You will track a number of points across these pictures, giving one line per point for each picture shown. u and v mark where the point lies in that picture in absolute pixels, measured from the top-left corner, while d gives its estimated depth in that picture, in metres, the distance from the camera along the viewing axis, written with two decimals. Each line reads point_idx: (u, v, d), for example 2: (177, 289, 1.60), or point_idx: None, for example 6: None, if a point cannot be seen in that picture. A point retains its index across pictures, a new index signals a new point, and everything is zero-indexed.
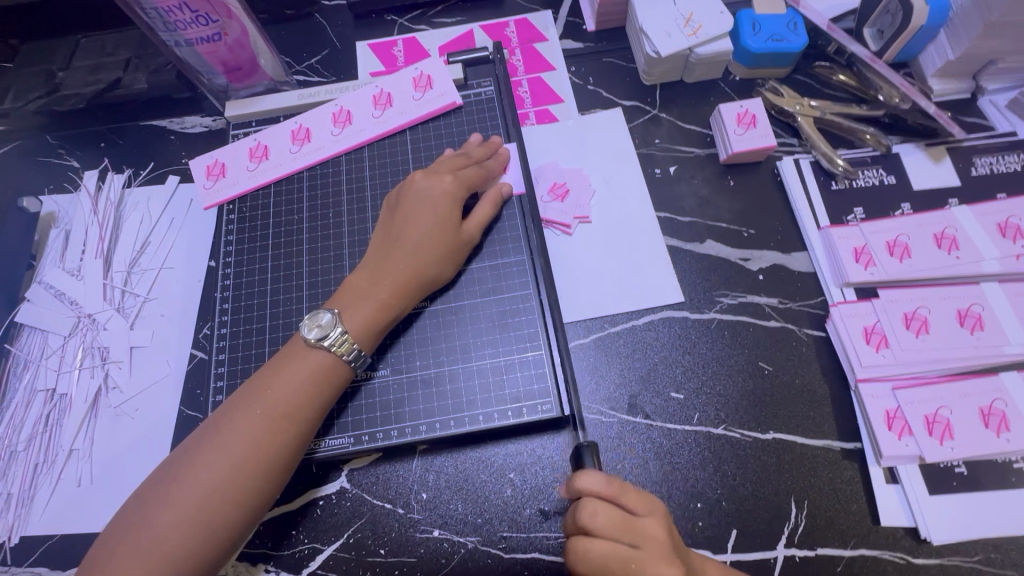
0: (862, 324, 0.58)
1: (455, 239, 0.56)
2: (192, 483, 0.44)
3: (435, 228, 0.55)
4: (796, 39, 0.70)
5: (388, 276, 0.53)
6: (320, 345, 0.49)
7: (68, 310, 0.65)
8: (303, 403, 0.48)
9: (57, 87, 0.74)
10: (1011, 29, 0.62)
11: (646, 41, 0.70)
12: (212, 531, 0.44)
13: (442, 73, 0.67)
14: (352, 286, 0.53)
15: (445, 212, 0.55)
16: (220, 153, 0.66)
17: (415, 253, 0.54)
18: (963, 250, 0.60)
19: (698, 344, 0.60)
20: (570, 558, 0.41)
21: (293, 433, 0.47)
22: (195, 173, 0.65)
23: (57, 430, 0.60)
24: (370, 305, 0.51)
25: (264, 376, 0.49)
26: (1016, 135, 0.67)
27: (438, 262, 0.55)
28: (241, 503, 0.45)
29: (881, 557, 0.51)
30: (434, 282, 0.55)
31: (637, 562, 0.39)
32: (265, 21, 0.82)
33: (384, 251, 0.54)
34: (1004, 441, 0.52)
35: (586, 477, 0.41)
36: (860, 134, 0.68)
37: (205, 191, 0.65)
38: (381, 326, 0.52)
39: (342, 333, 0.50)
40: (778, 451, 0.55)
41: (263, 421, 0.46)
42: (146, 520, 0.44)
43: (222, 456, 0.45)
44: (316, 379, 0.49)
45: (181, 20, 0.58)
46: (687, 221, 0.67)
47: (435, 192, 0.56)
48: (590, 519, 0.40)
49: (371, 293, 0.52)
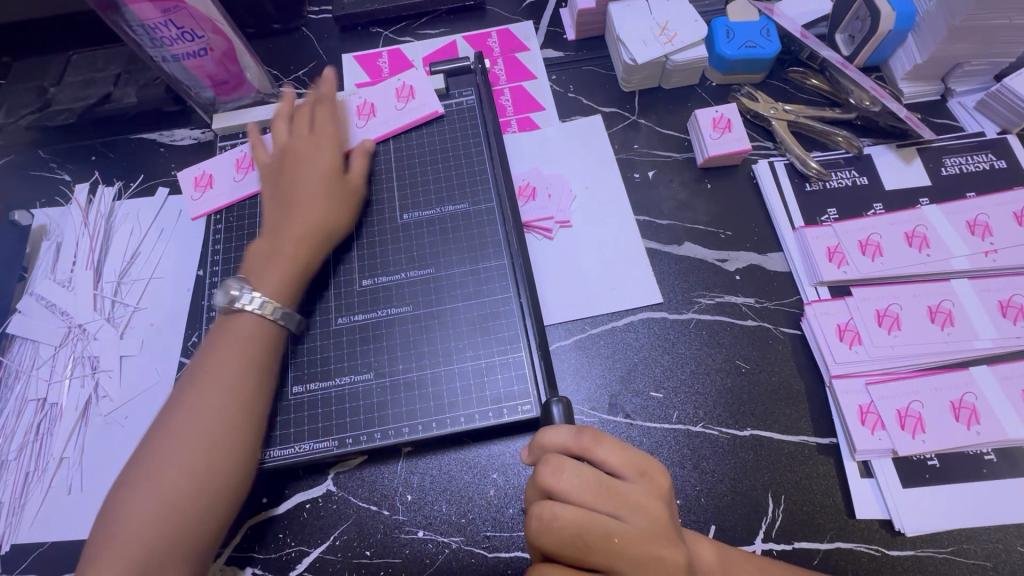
0: (836, 322, 0.59)
1: (343, 188, 0.61)
2: (163, 470, 0.47)
3: (322, 180, 0.60)
4: (769, 45, 0.72)
5: (285, 234, 0.57)
6: (243, 308, 0.54)
7: (58, 320, 0.67)
8: (249, 369, 0.52)
9: (50, 103, 0.76)
10: (975, 33, 0.64)
11: (623, 49, 0.72)
12: (192, 515, 0.46)
13: (424, 84, 0.69)
14: (255, 252, 0.57)
15: (328, 167, 0.61)
16: (207, 166, 0.68)
17: (311, 208, 0.58)
18: (933, 248, 0.62)
19: (676, 344, 0.61)
20: (539, 527, 0.39)
21: (247, 401, 0.51)
22: (183, 184, 0.67)
23: (48, 438, 0.61)
24: (284, 260, 0.56)
25: (209, 354, 0.52)
26: (984, 136, 0.69)
27: (331, 212, 0.59)
28: (216, 482, 0.48)
29: (856, 550, 0.52)
30: (335, 233, 0.60)
31: (618, 533, 0.39)
32: (253, 35, 0.83)
33: (283, 212, 0.59)
34: (974, 433, 0.54)
35: (551, 431, 0.43)
36: (833, 136, 0.69)
37: (192, 202, 0.66)
38: (302, 278, 0.57)
39: (256, 294, 0.54)
40: (755, 447, 0.56)
41: (219, 395, 0.50)
42: (124, 515, 0.46)
43: (186, 437, 0.48)
44: (254, 339, 0.53)
45: (168, 36, 0.59)
46: (666, 224, 0.68)
47: (310, 150, 0.62)
48: (557, 479, 0.40)
49: (279, 250, 0.56)
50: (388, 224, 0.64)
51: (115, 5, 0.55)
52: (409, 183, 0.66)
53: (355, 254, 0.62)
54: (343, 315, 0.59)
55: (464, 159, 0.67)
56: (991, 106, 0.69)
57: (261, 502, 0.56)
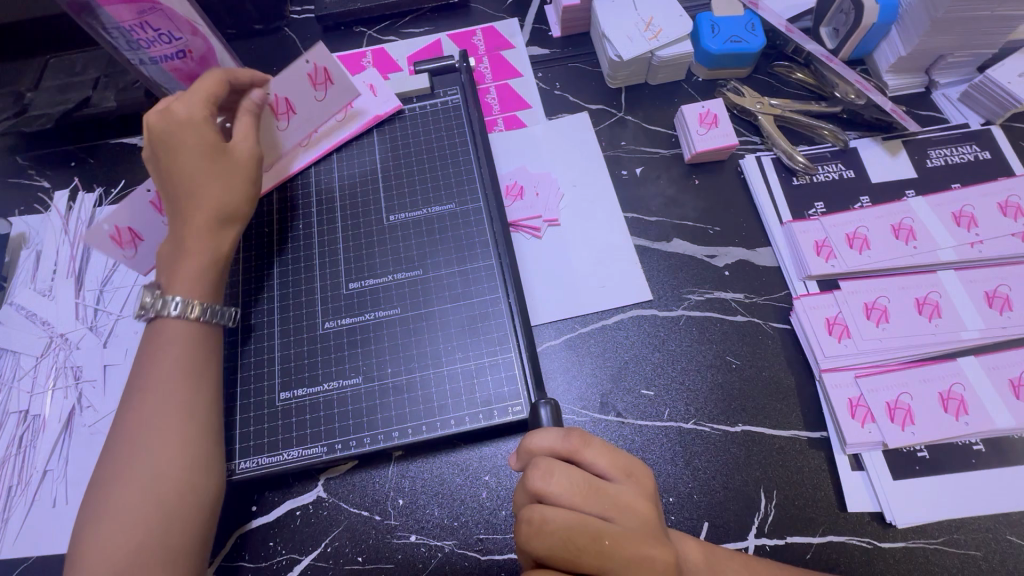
0: (825, 316, 0.59)
1: (231, 161, 0.55)
2: (126, 478, 0.46)
3: (201, 159, 0.53)
4: (755, 39, 0.71)
5: (185, 231, 0.53)
6: (170, 316, 0.51)
7: (40, 331, 0.65)
8: (190, 369, 0.50)
9: (25, 108, 0.74)
10: (957, 25, 0.64)
11: (609, 45, 0.72)
12: (159, 519, 0.45)
13: (362, 91, 0.68)
14: (163, 254, 0.54)
15: (201, 142, 0.53)
16: (118, 218, 0.58)
17: (201, 196, 0.53)
18: (920, 240, 0.62)
19: (667, 341, 0.61)
20: (530, 531, 0.39)
21: (195, 397, 0.50)
22: (101, 248, 0.58)
23: (31, 451, 0.60)
24: (187, 260, 0.53)
25: (144, 362, 0.51)
26: (969, 127, 0.69)
27: (226, 189, 0.54)
28: (173, 486, 0.46)
29: (849, 543, 0.52)
30: (237, 216, 0.55)
31: (609, 536, 0.38)
32: (234, 36, 0.82)
33: (175, 204, 0.54)
34: (963, 424, 0.54)
35: (538, 434, 0.42)
36: (819, 130, 0.69)
37: (129, 261, 0.60)
38: (214, 272, 0.54)
39: (177, 298, 0.51)
40: (746, 443, 0.56)
41: (162, 401, 0.49)
42: (97, 528, 0.45)
43: (139, 444, 0.47)
44: (186, 341, 0.51)
45: (144, 39, 0.58)
46: (655, 221, 0.68)
47: (183, 123, 0.53)
48: (548, 482, 0.40)
49: (183, 250, 0.53)
50: (375, 226, 0.63)
51: (89, 7, 0.53)
52: (394, 183, 0.65)
53: (341, 256, 0.62)
54: (330, 319, 0.59)
55: (451, 158, 0.66)
56: (974, 97, 0.69)
57: (250, 511, 0.55)
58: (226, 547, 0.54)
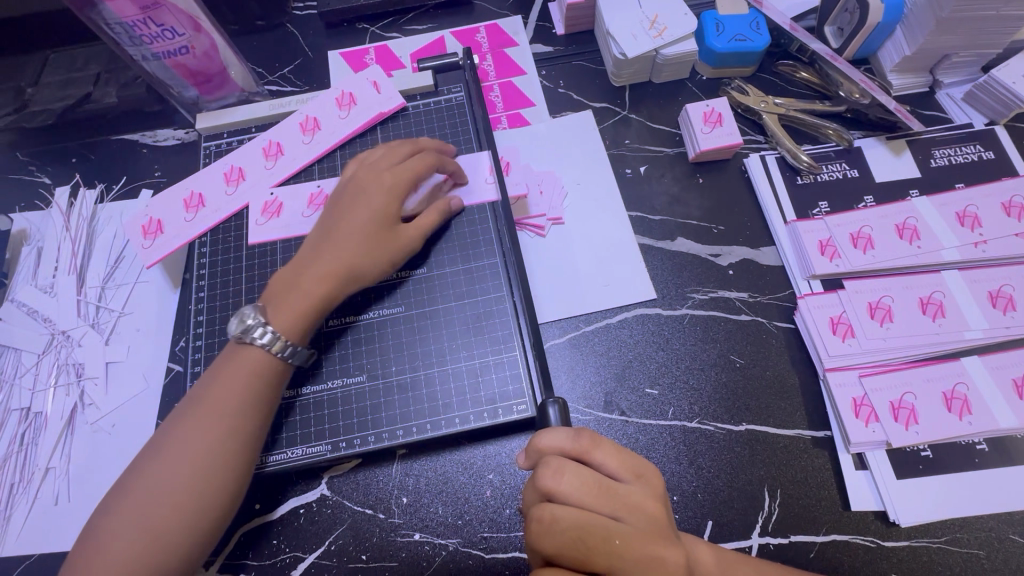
0: (829, 316, 0.59)
1: (390, 238, 0.55)
2: (139, 486, 0.45)
3: (368, 223, 0.54)
4: (760, 38, 0.71)
5: (312, 269, 0.53)
6: (252, 342, 0.49)
7: (41, 328, 0.65)
8: (238, 405, 0.48)
9: (26, 104, 0.74)
10: (961, 25, 0.64)
11: (613, 43, 0.72)
12: (149, 545, 0.43)
13: (365, 88, 0.68)
14: (279, 278, 0.54)
15: (386, 210, 0.55)
16: (151, 210, 0.63)
17: (344, 246, 0.53)
18: (924, 239, 0.62)
19: (671, 340, 0.61)
20: (540, 530, 0.39)
21: (232, 435, 0.47)
22: (130, 233, 0.62)
23: (33, 449, 0.60)
24: (296, 296, 0.52)
25: (211, 375, 0.49)
26: (972, 127, 0.69)
27: (368, 256, 0.54)
28: (180, 508, 0.44)
29: (853, 542, 0.52)
30: (362, 278, 0.54)
31: (618, 534, 0.38)
32: (237, 32, 0.82)
33: (314, 247, 0.54)
34: (967, 423, 0.54)
35: (548, 434, 0.42)
36: (823, 129, 0.69)
37: (143, 251, 0.61)
38: (311, 318, 0.52)
39: (268, 327, 0.50)
40: (750, 442, 0.56)
41: (202, 425, 0.47)
42: (99, 527, 0.44)
43: (167, 455, 0.46)
44: (254, 372, 0.49)
45: (147, 34, 0.58)
46: (659, 220, 0.68)
47: (379, 189, 0.56)
48: (558, 481, 0.39)
49: (297, 286, 0.52)
50: None
51: (93, 2, 0.53)
52: None
53: None
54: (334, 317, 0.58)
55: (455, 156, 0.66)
56: (978, 97, 0.69)
57: (253, 508, 0.55)
58: (231, 544, 0.54)
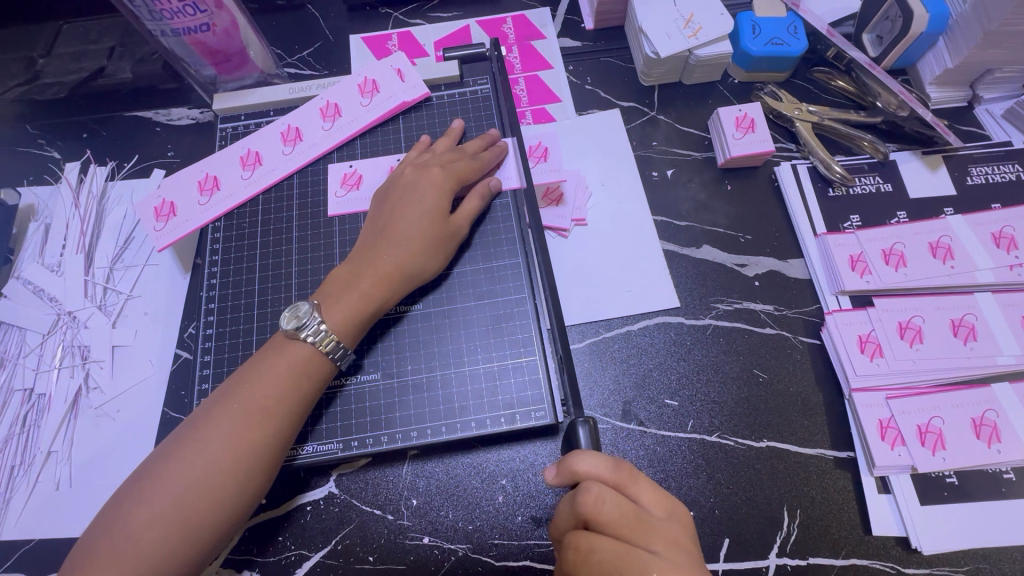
0: (857, 333, 0.58)
1: (443, 233, 0.54)
2: (167, 471, 0.43)
3: (423, 219, 0.53)
4: (798, 43, 0.69)
5: (370, 267, 0.51)
6: (303, 338, 0.48)
7: (47, 307, 0.64)
8: (281, 399, 0.46)
9: (37, 76, 0.71)
10: (1009, 38, 0.62)
11: (645, 41, 0.69)
12: (169, 534, 0.42)
13: (389, 76, 0.65)
14: (335, 276, 0.52)
15: (437, 206, 0.54)
16: (165, 192, 0.61)
17: (402, 245, 0.52)
18: (958, 259, 0.60)
19: (693, 350, 0.60)
20: (578, 560, 0.38)
21: (272, 429, 0.46)
22: (142, 216, 0.60)
23: (36, 431, 0.58)
24: (354, 295, 0.50)
25: (252, 366, 0.48)
26: (1011, 145, 0.67)
27: (422, 253, 0.53)
28: (204, 500, 0.43)
29: (873, 567, 0.51)
30: (419, 275, 0.53)
31: (656, 566, 0.37)
32: (256, 11, 0.79)
33: (368, 247, 0.53)
34: (995, 451, 0.52)
35: (586, 458, 0.40)
36: (858, 140, 0.67)
37: (156, 233, 0.59)
38: (365, 317, 0.50)
39: (321, 325, 0.48)
40: (771, 459, 0.55)
41: (240, 414, 0.45)
42: (122, 514, 0.42)
43: (201, 442, 0.44)
44: (294, 368, 0.47)
45: (168, 9, 0.56)
46: (685, 226, 0.66)
47: (425, 185, 0.54)
48: (599, 509, 0.38)
49: (354, 284, 0.51)
50: None
51: None
52: None
53: None
54: None
55: None
56: (1019, 114, 0.67)
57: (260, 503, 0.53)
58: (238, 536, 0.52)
